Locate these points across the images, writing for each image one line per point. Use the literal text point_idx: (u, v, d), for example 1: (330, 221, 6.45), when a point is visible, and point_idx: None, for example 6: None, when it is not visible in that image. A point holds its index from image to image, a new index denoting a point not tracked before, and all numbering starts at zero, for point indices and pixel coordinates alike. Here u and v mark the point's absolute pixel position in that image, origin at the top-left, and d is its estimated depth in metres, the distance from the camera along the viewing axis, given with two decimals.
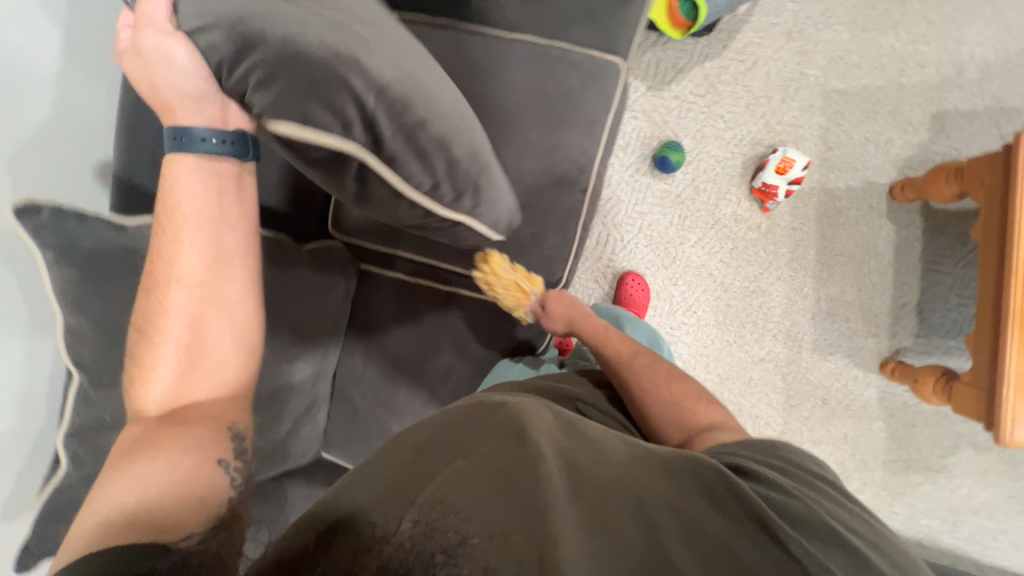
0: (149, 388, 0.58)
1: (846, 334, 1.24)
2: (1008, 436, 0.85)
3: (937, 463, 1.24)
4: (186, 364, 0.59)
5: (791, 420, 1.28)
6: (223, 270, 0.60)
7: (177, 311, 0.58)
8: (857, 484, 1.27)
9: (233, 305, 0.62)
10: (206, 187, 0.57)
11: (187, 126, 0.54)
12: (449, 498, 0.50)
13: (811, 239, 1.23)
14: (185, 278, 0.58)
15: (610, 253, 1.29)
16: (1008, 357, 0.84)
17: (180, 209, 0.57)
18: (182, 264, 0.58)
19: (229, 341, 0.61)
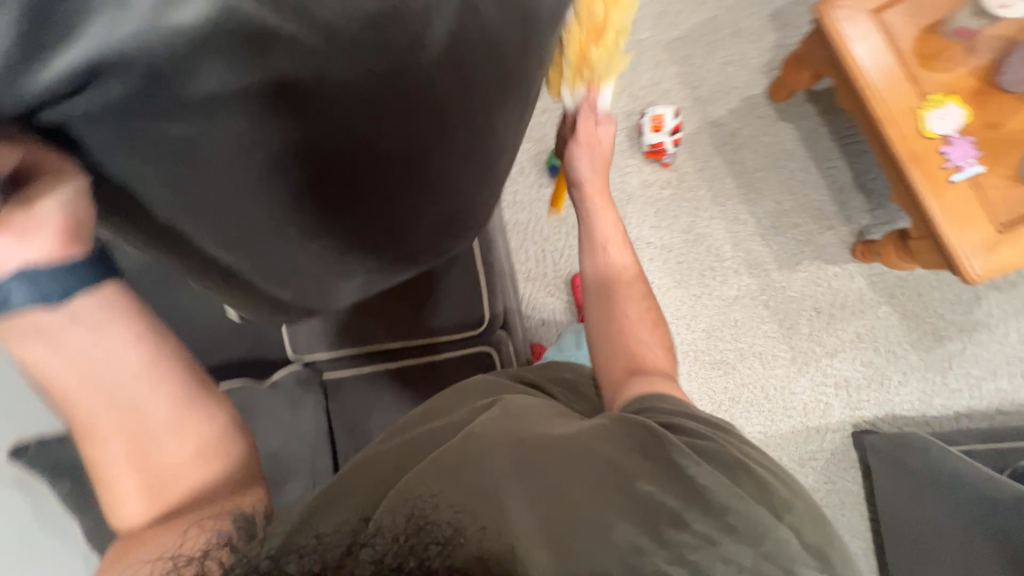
0: (117, 508, 0.44)
1: (802, 238, 1.22)
2: (972, 271, 0.80)
3: (968, 322, 1.15)
4: (147, 482, 0.44)
5: (795, 342, 1.23)
6: (179, 413, 0.45)
7: (117, 459, 0.43)
8: (899, 376, 1.19)
9: (179, 428, 0.46)
10: (115, 319, 0.41)
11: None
12: (434, 491, 0.43)
13: (722, 169, 1.25)
14: (97, 418, 0.41)
15: (553, 266, 1.31)
16: (924, 198, 0.81)
17: (60, 365, 0.39)
18: (102, 427, 0.42)
19: (188, 450, 0.46)
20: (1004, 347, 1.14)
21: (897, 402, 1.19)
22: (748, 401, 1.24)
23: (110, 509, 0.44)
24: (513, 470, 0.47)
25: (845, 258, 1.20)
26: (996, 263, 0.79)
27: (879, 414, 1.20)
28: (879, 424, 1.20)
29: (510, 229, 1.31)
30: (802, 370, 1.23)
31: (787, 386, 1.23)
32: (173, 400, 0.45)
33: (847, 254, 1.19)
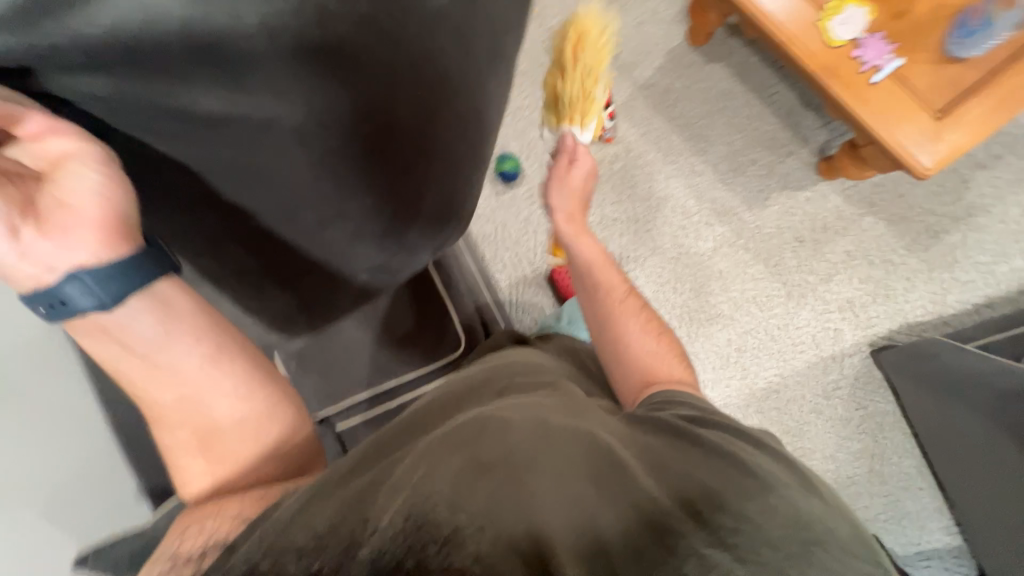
0: (187, 478, 0.51)
1: (765, 172, 1.20)
2: (922, 164, 0.77)
3: (962, 208, 1.14)
4: (210, 454, 0.51)
5: (788, 278, 1.18)
6: (239, 407, 0.53)
7: (183, 443, 0.51)
8: (906, 282, 1.15)
9: (235, 396, 0.53)
10: (177, 324, 0.50)
11: (61, 290, 0.44)
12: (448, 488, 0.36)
13: (666, 127, 1.23)
14: (169, 386, 0.50)
15: (529, 268, 1.29)
16: (852, 107, 0.79)
17: (132, 355, 0.49)
18: (171, 414, 0.51)
19: (245, 410, 0.53)
20: (995, 222, 1.12)
21: (910, 311, 1.14)
22: (755, 347, 1.18)
23: (179, 480, 0.52)
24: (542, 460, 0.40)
25: (812, 181, 1.19)
26: (943, 150, 0.76)
27: (894, 327, 1.15)
28: (896, 335, 1.15)
29: (477, 244, 1.29)
30: (801, 302, 1.18)
31: (791, 321, 1.18)
32: (226, 391, 0.52)
33: (813, 175, 1.18)
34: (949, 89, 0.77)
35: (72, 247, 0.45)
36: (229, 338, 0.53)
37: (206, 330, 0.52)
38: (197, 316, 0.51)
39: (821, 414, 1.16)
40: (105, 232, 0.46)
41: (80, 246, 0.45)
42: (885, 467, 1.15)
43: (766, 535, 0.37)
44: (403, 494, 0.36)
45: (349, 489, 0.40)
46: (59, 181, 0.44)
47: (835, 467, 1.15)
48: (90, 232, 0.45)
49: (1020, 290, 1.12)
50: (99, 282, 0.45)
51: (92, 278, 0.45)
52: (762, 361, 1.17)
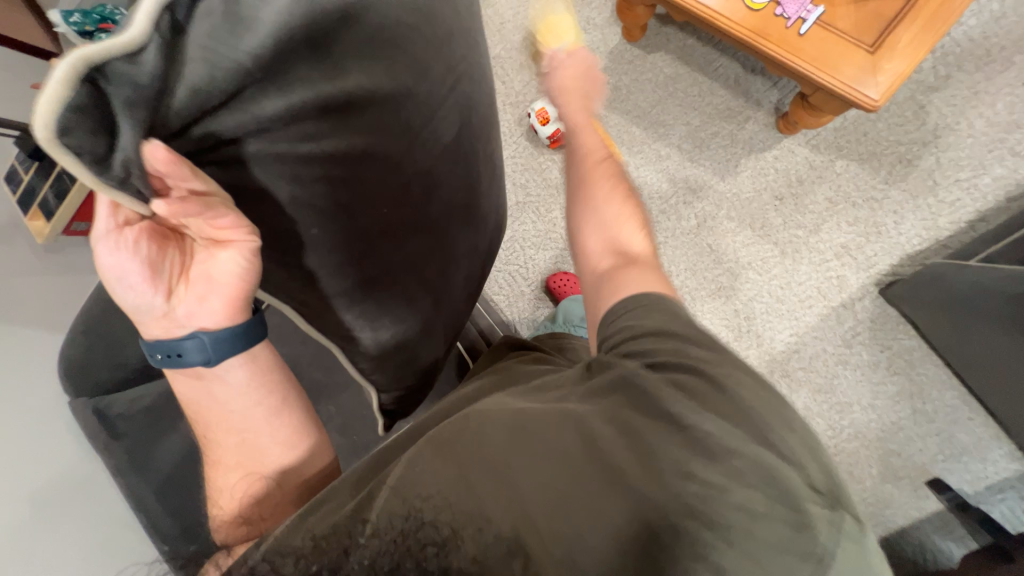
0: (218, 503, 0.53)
1: (729, 142, 1.23)
2: (870, 98, 0.79)
3: (929, 131, 1.15)
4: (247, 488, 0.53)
5: (779, 237, 1.19)
6: (286, 452, 0.56)
7: (234, 480, 0.54)
8: (895, 214, 1.15)
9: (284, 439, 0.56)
10: (259, 375, 0.54)
11: (180, 346, 0.48)
12: (435, 490, 0.39)
13: (624, 121, 1.27)
14: (234, 417, 0.54)
15: (526, 283, 1.24)
16: (787, 63, 0.82)
17: (207, 385, 0.53)
18: (224, 443, 0.55)
19: (289, 452, 0.55)
20: (963, 137, 1.14)
21: (907, 242, 1.14)
22: (763, 313, 1.17)
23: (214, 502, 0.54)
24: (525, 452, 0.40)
25: (776, 139, 1.21)
26: (886, 80, 0.79)
27: (896, 261, 1.14)
28: (898, 269, 1.14)
29: None
30: (798, 257, 1.17)
31: (792, 278, 1.17)
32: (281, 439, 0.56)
33: (775, 133, 1.21)
34: (875, 25, 0.80)
35: (203, 311, 0.48)
36: (291, 392, 0.57)
37: (277, 382, 0.55)
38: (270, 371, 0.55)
39: (847, 364, 1.13)
40: (230, 306, 0.48)
41: (210, 308, 0.48)
42: (929, 404, 1.11)
43: (743, 500, 0.37)
44: (394, 492, 0.40)
45: (351, 499, 0.43)
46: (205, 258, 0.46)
47: (878, 415, 1.11)
48: (220, 304, 0.48)
49: (1007, 198, 1.11)
50: (212, 340, 0.49)
51: (208, 340, 0.48)
52: (775, 325, 1.16)
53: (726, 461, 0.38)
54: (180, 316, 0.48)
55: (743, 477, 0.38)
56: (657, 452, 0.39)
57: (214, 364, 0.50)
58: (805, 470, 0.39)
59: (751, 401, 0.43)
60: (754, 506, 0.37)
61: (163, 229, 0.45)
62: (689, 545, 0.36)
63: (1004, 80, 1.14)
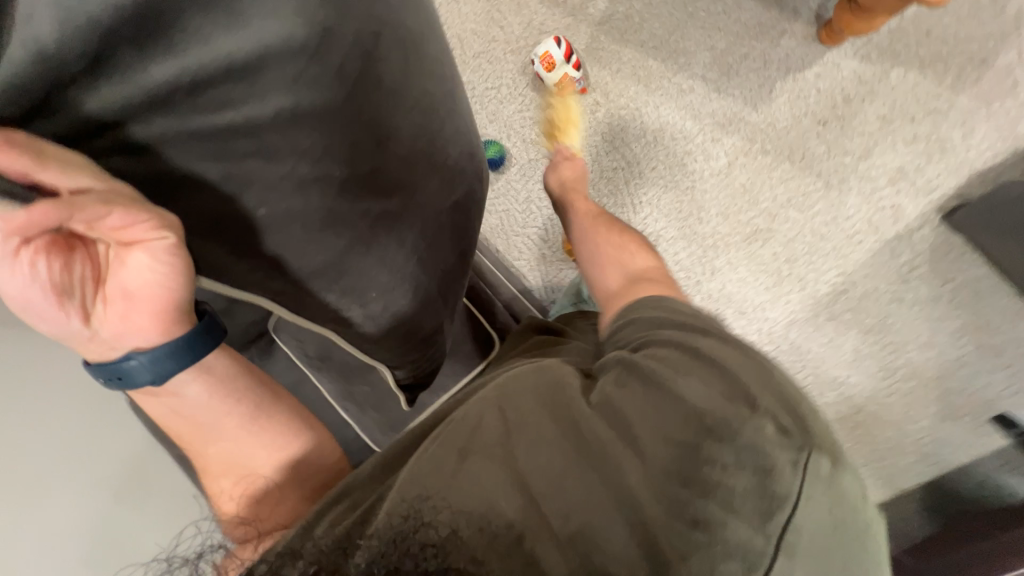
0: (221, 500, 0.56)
1: (761, 64, 1.09)
2: None
3: (1008, 22, 0.98)
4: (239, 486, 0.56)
5: (823, 166, 1.06)
6: (274, 453, 0.58)
7: (227, 486, 0.56)
8: (963, 125, 1.00)
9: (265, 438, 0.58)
10: (221, 382, 0.55)
11: (115, 365, 0.48)
12: (426, 483, 0.38)
13: (639, 54, 1.14)
14: (207, 422, 0.55)
15: (545, 246, 1.18)
16: None
17: (172, 400, 0.53)
18: (210, 450, 0.57)
19: (270, 452, 0.57)
20: None
21: (978, 158, 0.99)
22: (806, 254, 1.07)
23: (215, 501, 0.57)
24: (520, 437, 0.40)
25: (818, 54, 1.06)
26: None
27: (963, 181, 1.00)
28: (965, 190, 1.00)
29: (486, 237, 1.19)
30: (843, 189, 1.06)
31: (838, 213, 1.06)
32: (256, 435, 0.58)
33: (817, 46, 1.06)
34: None
35: (127, 328, 0.47)
36: (267, 400, 0.59)
37: (245, 388, 0.57)
38: (228, 379, 0.56)
39: (903, 301, 1.04)
40: (158, 316, 0.47)
41: (134, 324, 0.47)
42: (998, 336, 1.01)
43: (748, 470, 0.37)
44: (402, 491, 0.39)
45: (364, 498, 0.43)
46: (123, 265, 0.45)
47: (937, 352, 1.03)
48: (145, 316, 0.47)
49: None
50: (151, 349, 0.48)
51: (147, 361, 0.48)
52: (819, 265, 1.07)
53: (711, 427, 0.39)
54: (107, 336, 0.47)
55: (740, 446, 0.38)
56: (650, 421, 0.40)
57: (162, 381, 0.50)
58: (778, 414, 0.39)
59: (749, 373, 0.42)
60: (733, 462, 0.37)
61: (57, 240, 0.43)
62: (694, 515, 0.36)
63: None
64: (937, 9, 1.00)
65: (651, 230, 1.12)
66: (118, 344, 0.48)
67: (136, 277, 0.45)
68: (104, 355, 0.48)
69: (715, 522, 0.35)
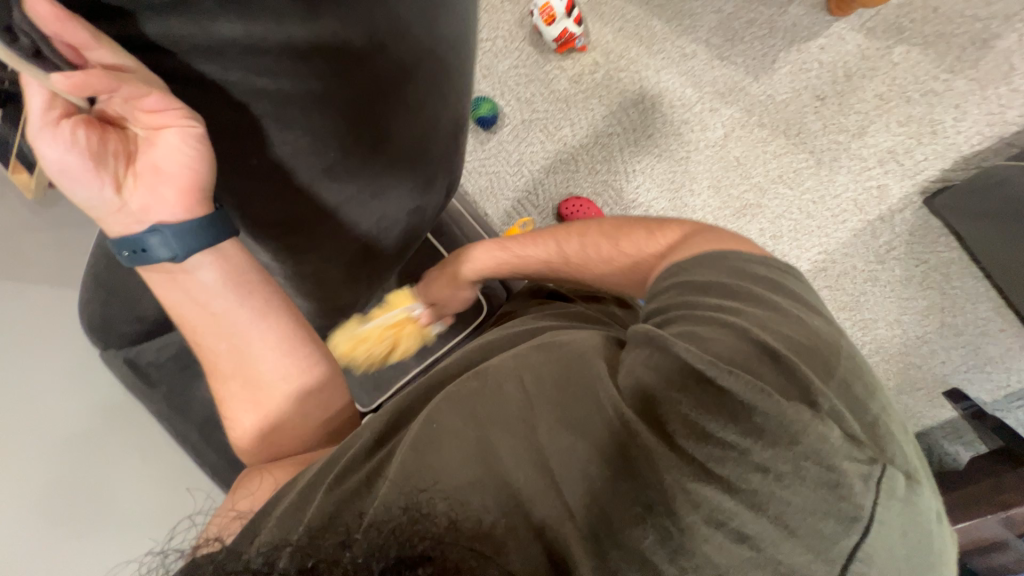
0: (235, 423, 0.54)
1: (767, 32, 1.06)
2: None
3: (1011, 4, 0.98)
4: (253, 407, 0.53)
5: (818, 142, 1.06)
6: (292, 380, 0.53)
7: (240, 401, 0.53)
8: (956, 108, 1.01)
9: (283, 359, 0.53)
10: (246, 281, 0.51)
11: (141, 241, 0.46)
12: (462, 476, 0.38)
13: (644, 12, 1.09)
14: (229, 327, 0.51)
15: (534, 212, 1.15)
16: None
17: (196, 296, 0.50)
18: (225, 361, 0.53)
19: (288, 378, 0.53)
20: None
21: (966, 143, 1.01)
22: (791, 231, 1.09)
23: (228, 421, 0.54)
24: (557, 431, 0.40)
25: (825, 25, 1.03)
26: None
27: (948, 166, 1.02)
28: (948, 174, 1.03)
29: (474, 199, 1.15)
30: (835, 167, 1.06)
31: (826, 191, 1.07)
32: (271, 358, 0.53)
33: (824, 17, 1.03)
34: None
35: (157, 204, 0.46)
36: (290, 318, 0.54)
37: (268, 298, 0.53)
38: (249, 276, 0.52)
39: (877, 280, 1.08)
40: (186, 196, 0.46)
41: (162, 199, 0.45)
42: (960, 317, 1.07)
43: (760, 458, 0.38)
44: (412, 478, 0.38)
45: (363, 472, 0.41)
46: (149, 142, 0.43)
47: (902, 330, 1.08)
48: (172, 191, 0.45)
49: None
50: (176, 235, 0.46)
51: (169, 235, 0.46)
52: (804, 243, 1.09)
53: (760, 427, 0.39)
54: (135, 211, 0.46)
55: (756, 435, 0.39)
56: (695, 419, 0.40)
57: (181, 260, 0.48)
58: (833, 415, 0.39)
59: (765, 353, 0.43)
60: (781, 461, 0.38)
61: (92, 117, 0.42)
62: (702, 503, 0.37)
63: None
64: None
65: (642, 200, 1.11)
66: (143, 222, 0.46)
67: (162, 152, 0.43)
68: (131, 238, 0.46)
69: (750, 522, 0.37)
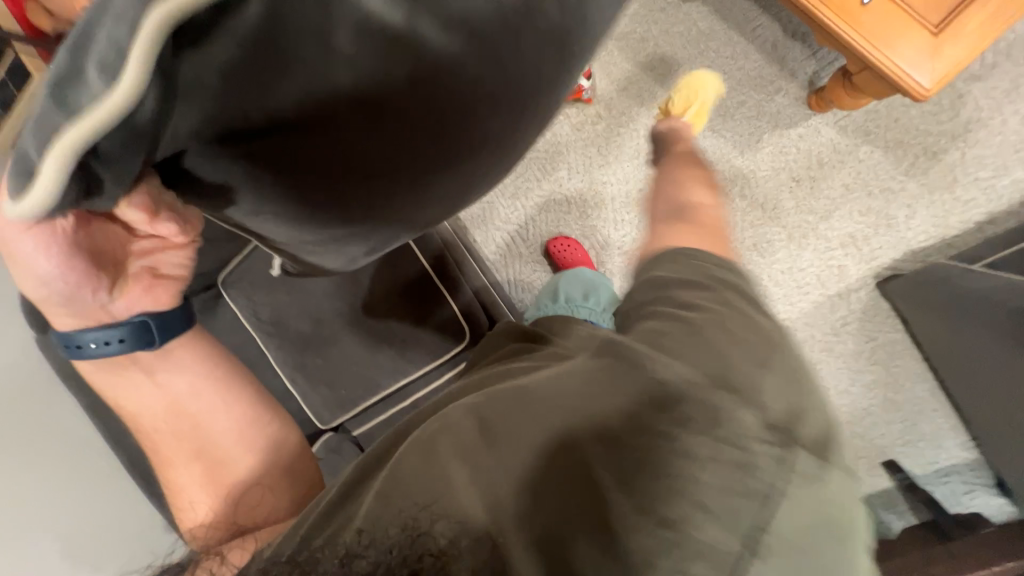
0: (187, 513, 0.59)
1: (754, 113, 1.16)
2: (920, 86, 0.78)
3: (958, 125, 1.12)
4: (206, 488, 0.59)
5: (791, 218, 1.16)
6: (246, 453, 0.60)
7: (196, 484, 0.59)
8: (907, 206, 1.13)
9: (234, 433, 0.60)
10: (198, 376, 0.60)
11: (106, 335, 0.52)
12: (419, 490, 0.38)
13: (650, 77, 1.18)
14: (179, 424, 0.59)
15: (522, 245, 1.18)
16: (845, 34, 0.79)
17: (155, 392, 0.58)
18: (173, 454, 0.59)
19: (244, 453, 0.60)
20: (983, 135, 1.12)
21: (913, 238, 1.13)
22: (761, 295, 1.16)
23: (182, 510, 0.59)
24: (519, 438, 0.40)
25: (804, 116, 1.15)
26: (942, 66, 0.77)
27: (898, 256, 1.14)
28: (897, 265, 1.14)
29: (466, 225, 1.18)
30: (802, 243, 1.16)
31: (793, 264, 1.16)
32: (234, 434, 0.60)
33: (804, 109, 1.15)
34: (946, 5, 0.77)
35: (139, 297, 0.53)
36: (232, 396, 0.61)
37: (221, 379, 0.61)
38: (204, 366, 0.60)
39: (831, 352, 1.16)
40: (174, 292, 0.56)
41: (156, 298, 0.54)
42: (899, 394, 1.16)
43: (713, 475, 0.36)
44: (378, 499, 0.38)
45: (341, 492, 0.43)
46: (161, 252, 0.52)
47: (849, 401, 1.17)
48: (163, 292, 0.55)
49: (1020, 202, 1.11)
50: (156, 327, 0.55)
51: (154, 324, 0.55)
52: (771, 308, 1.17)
53: (716, 443, 0.38)
54: (116, 308, 0.52)
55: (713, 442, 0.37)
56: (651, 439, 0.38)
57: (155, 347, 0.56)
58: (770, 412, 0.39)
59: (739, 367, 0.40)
60: (721, 461, 0.37)
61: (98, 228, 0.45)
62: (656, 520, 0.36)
63: None
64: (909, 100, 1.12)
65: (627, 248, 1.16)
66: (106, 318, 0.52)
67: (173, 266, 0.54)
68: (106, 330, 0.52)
69: (697, 523, 0.35)
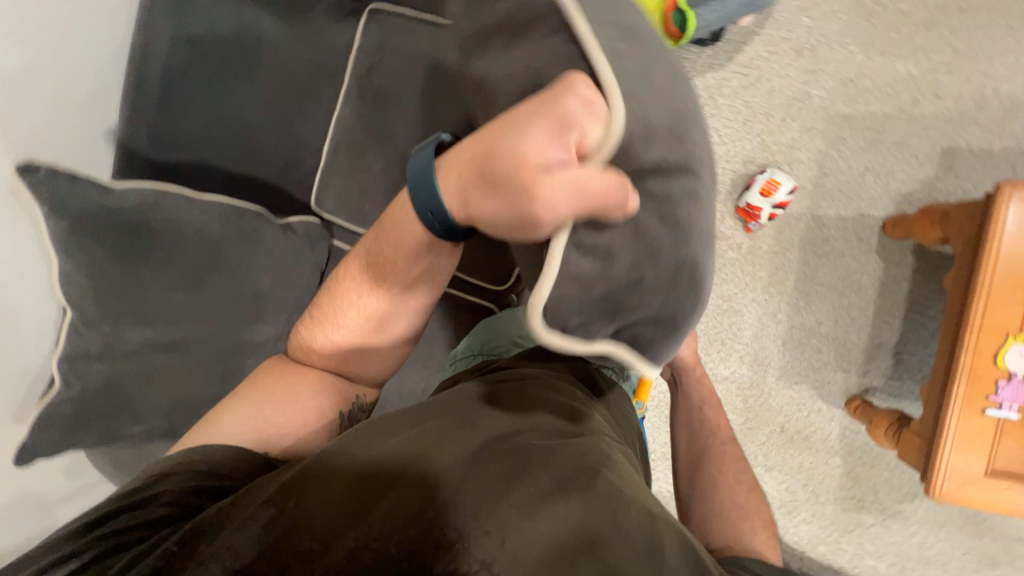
0: (323, 335, 0.76)
1: (815, 364, 1.21)
2: (940, 489, 0.84)
3: (902, 521, 1.21)
4: (357, 334, 0.75)
5: (745, 442, 1.27)
6: (400, 336, 0.78)
7: (350, 325, 0.75)
8: (806, 516, 1.25)
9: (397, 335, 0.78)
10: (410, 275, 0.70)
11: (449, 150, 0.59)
12: (345, 490, 0.49)
13: (792, 265, 1.20)
14: (367, 307, 0.74)
15: None
16: (950, 411, 0.82)
17: (406, 272, 0.70)
18: (365, 309, 0.74)
19: (399, 333, 0.77)
20: (904, 543, 1.21)
21: (784, 533, 1.26)
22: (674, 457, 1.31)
23: (316, 329, 0.77)
24: (537, 506, 0.47)
25: (835, 402, 1.21)
26: (965, 493, 0.83)
27: None
28: None
29: None
30: None
31: None
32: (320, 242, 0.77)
33: (841, 399, 1.20)
34: (1017, 466, 0.82)
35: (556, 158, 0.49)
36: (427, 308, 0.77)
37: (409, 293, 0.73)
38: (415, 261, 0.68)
39: None
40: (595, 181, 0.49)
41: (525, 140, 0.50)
42: None
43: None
44: (312, 468, 0.53)
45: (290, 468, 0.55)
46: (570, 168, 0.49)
47: None
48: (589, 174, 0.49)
49: None
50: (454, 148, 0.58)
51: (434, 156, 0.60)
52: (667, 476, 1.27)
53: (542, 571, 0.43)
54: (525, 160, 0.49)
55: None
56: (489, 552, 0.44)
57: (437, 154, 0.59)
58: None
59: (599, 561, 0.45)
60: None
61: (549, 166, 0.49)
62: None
63: (985, 565, 1.19)
64: (902, 470, 1.19)
65: None
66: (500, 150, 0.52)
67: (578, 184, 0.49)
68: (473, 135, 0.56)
69: None
